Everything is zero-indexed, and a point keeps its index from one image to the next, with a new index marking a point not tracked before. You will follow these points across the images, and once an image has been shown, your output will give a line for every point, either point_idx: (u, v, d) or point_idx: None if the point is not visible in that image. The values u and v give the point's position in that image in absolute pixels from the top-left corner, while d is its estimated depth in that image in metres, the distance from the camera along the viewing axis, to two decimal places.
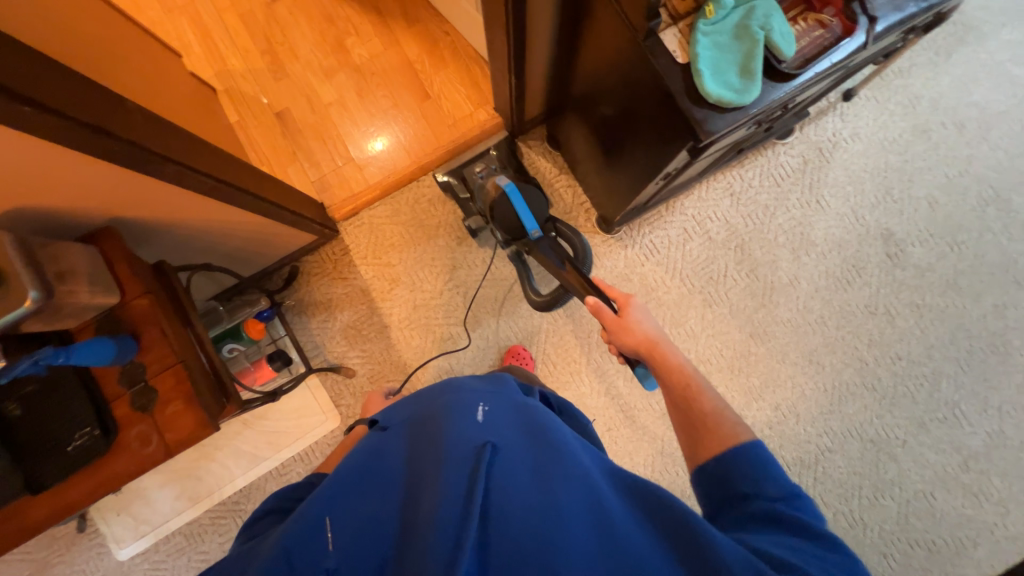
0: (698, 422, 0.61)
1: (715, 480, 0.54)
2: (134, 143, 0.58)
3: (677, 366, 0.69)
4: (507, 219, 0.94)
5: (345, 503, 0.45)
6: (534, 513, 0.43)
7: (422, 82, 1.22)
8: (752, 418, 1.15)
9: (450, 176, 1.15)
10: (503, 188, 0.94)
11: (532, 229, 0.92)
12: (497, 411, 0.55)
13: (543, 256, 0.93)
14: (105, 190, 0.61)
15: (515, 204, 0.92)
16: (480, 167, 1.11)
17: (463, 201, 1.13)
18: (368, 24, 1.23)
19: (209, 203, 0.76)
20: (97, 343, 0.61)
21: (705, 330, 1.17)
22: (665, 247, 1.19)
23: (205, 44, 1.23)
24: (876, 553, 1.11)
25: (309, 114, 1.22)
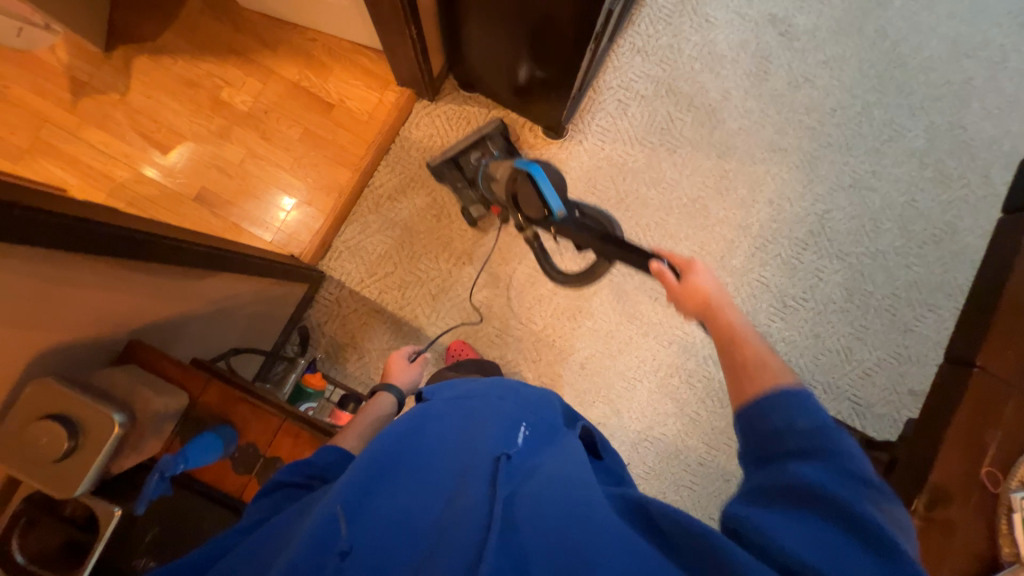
0: (739, 369, 0.58)
1: (757, 416, 0.49)
2: (92, 224, 0.55)
3: (740, 326, 0.66)
4: (529, 199, 0.94)
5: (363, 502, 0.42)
6: (567, 520, 0.40)
7: (317, 95, 1.18)
8: (758, 221, 1.27)
9: (443, 160, 1.16)
10: (525, 170, 0.94)
11: (557, 208, 0.91)
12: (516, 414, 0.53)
13: (566, 231, 0.92)
14: (76, 294, 0.58)
15: (539, 183, 0.92)
16: (478, 154, 1.16)
17: (462, 187, 1.16)
18: (233, 69, 1.17)
19: (186, 275, 0.73)
20: (208, 436, 0.60)
21: (684, 172, 1.26)
22: (612, 123, 1.26)
23: (79, 170, 1.11)
24: (902, 268, 1.27)
25: (228, 182, 1.16)
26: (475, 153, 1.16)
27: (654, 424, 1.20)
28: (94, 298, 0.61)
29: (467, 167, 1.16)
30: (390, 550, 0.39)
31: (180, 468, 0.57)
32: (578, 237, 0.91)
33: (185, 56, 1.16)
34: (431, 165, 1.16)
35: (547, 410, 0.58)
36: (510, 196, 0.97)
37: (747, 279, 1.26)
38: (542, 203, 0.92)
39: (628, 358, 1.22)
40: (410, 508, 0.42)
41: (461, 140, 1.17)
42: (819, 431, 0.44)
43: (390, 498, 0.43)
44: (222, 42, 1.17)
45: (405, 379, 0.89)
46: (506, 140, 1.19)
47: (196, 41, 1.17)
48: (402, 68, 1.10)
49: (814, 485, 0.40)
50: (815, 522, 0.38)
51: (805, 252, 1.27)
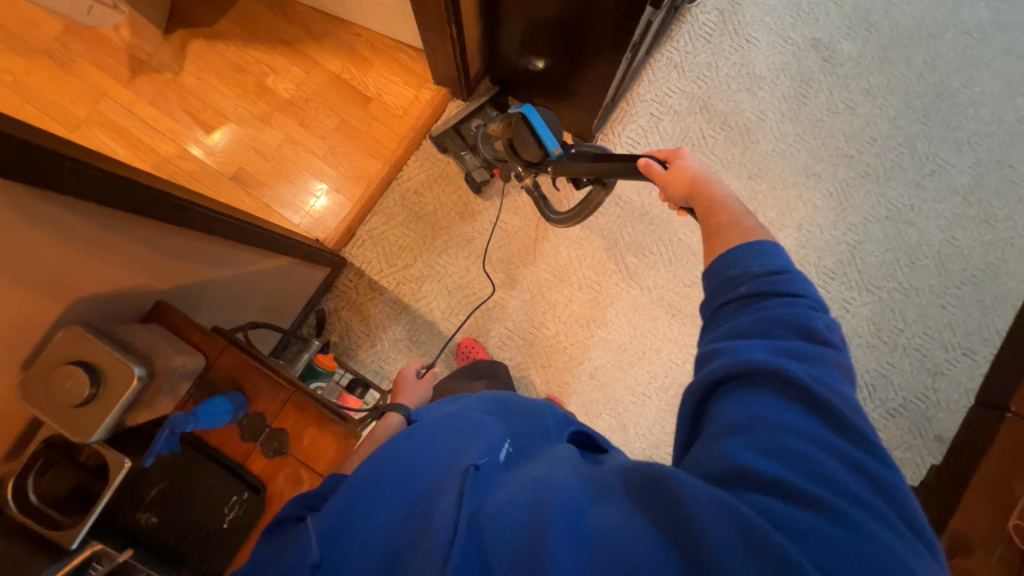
0: (712, 233, 0.58)
1: (715, 272, 0.52)
2: (128, 180, 0.58)
3: (728, 198, 0.61)
4: (525, 141, 0.87)
5: (340, 522, 0.43)
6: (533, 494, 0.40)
7: (356, 87, 1.23)
8: (786, 246, 1.24)
9: (444, 129, 1.18)
10: (518, 110, 0.87)
11: (553, 146, 0.85)
12: (488, 423, 0.53)
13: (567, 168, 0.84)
14: (107, 249, 0.61)
15: (533, 122, 0.85)
16: (477, 120, 1.19)
17: (464, 153, 1.18)
18: (281, 58, 1.22)
19: (206, 242, 0.76)
20: (218, 399, 0.62)
21: None
22: (642, 136, 1.25)
23: (128, 143, 1.18)
24: (935, 307, 1.22)
25: (264, 164, 1.20)
26: (474, 119, 1.21)
27: (660, 443, 1.17)
28: (127, 255, 0.64)
29: (468, 133, 1.19)
30: (369, 566, 0.39)
31: (191, 426, 0.59)
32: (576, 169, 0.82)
33: (237, 43, 1.22)
34: (435, 136, 1.19)
35: (530, 422, 0.57)
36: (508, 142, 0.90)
37: None
38: (538, 143, 0.86)
39: (639, 373, 1.20)
40: (384, 524, 0.43)
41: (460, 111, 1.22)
42: (769, 274, 0.47)
43: (367, 514, 0.43)
44: (272, 32, 1.23)
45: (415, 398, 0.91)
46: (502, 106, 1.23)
47: (248, 29, 1.23)
48: (439, 66, 1.13)
49: (751, 359, 0.42)
50: (754, 399, 0.40)
51: (832, 282, 1.24)
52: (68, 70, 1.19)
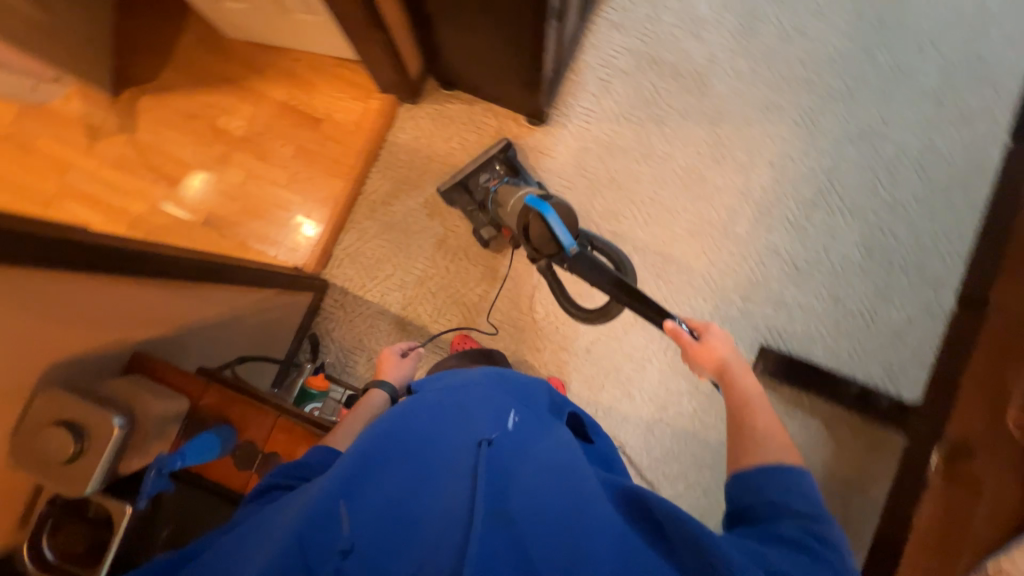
0: (744, 436, 0.65)
1: (743, 486, 0.58)
2: (89, 242, 0.60)
3: (753, 392, 0.71)
4: (542, 236, 0.91)
5: (360, 494, 0.45)
6: (556, 503, 0.46)
7: (306, 111, 1.24)
8: (760, 186, 1.22)
9: (452, 186, 1.16)
10: (535, 209, 0.91)
11: (570, 246, 0.88)
12: (487, 402, 0.57)
13: (583, 271, 0.88)
14: (80, 311, 0.63)
15: (550, 221, 0.89)
16: (486, 175, 1.15)
17: (473, 211, 1.16)
18: (228, 97, 1.24)
19: (182, 290, 0.78)
20: (206, 435, 0.65)
21: (675, 143, 1.23)
22: (596, 103, 1.24)
23: (100, 208, 1.21)
24: (924, 217, 1.19)
25: (232, 204, 1.22)
26: (482, 173, 1.16)
27: (667, 404, 1.18)
28: (96, 312, 0.66)
29: (477, 190, 1.14)
30: (388, 535, 0.42)
31: (179, 464, 0.61)
32: (594, 280, 0.88)
33: (184, 91, 1.25)
34: (441, 191, 1.16)
35: (524, 398, 0.62)
36: (521, 231, 0.93)
37: (754, 246, 1.21)
38: (556, 241, 0.89)
39: (635, 338, 1.19)
40: (396, 492, 0.45)
41: (471, 162, 1.18)
42: (813, 517, 0.53)
43: (380, 487, 0.46)
44: (215, 73, 1.25)
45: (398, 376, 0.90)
46: (511, 160, 1.17)
47: (192, 75, 1.25)
48: (379, 74, 1.13)
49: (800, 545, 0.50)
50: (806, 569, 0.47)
51: (815, 211, 1.21)
52: (30, 149, 1.22)
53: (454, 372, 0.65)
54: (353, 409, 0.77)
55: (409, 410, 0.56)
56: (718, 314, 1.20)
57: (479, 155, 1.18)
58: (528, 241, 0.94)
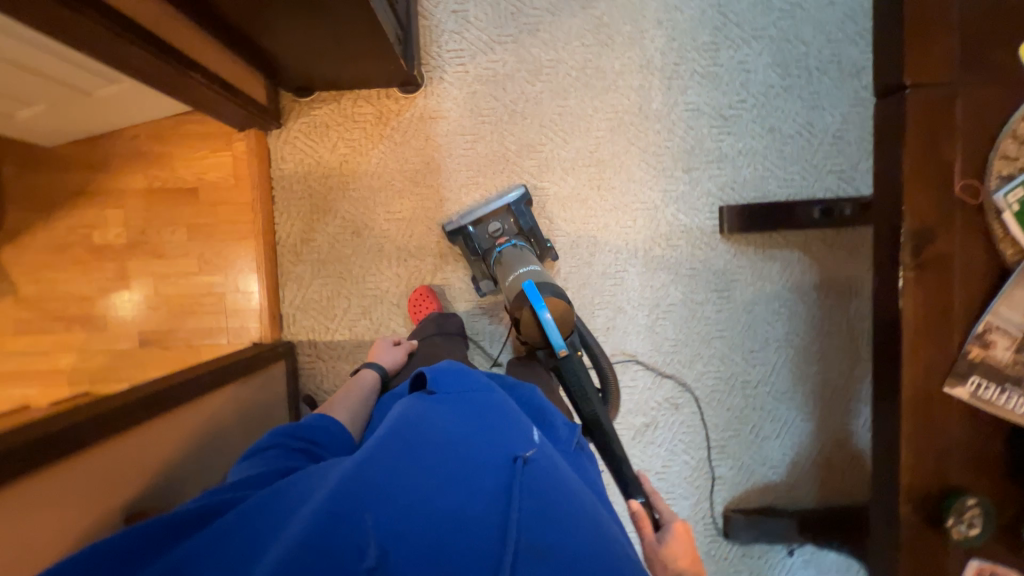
0: None
1: None
2: (20, 444, 0.55)
3: None
4: (530, 334, 0.85)
5: (395, 491, 0.48)
6: (584, 526, 0.49)
7: (175, 186, 1.12)
8: (657, 49, 1.14)
9: (456, 228, 1.10)
10: (530, 302, 0.83)
11: (560, 349, 0.84)
12: (516, 420, 0.62)
13: (569, 376, 0.88)
14: (47, 508, 0.59)
15: (544, 321, 0.83)
16: (495, 227, 1.09)
17: (477, 262, 1.12)
18: (89, 209, 1.11)
19: (138, 431, 0.72)
20: None
21: (557, 45, 1.13)
22: (461, 39, 1.12)
23: (30, 379, 1.12)
24: (824, 8, 1.14)
25: (157, 313, 1.14)
26: (492, 222, 1.10)
27: (658, 300, 1.20)
28: (70, 500, 0.62)
29: (482, 239, 1.09)
30: (416, 529, 0.45)
31: None
32: (577, 385, 0.88)
33: (38, 224, 1.11)
34: (445, 228, 1.11)
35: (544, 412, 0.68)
36: (511, 317, 0.87)
37: (676, 113, 1.16)
38: (546, 341, 0.84)
39: (603, 257, 1.19)
40: (426, 488, 0.49)
41: (481, 206, 1.11)
42: None
43: (413, 484, 0.49)
44: (60, 190, 1.11)
45: (388, 358, 1.00)
46: (525, 212, 1.10)
47: (38, 203, 1.11)
48: (224, 113, 1.00)
49: None
50: None
51: (720, 51, 1.15)
52: None
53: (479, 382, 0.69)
54: (340, 391, 0.90)
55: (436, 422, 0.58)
56: (669, 196, 1.17)
57: (491, 200, 1.12)
58: (517, 328, 0.87)
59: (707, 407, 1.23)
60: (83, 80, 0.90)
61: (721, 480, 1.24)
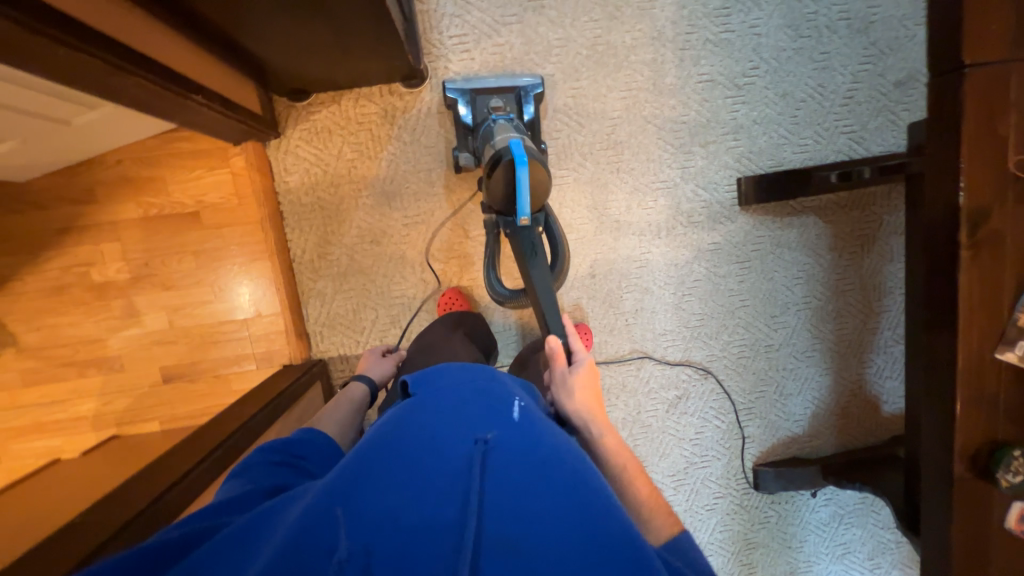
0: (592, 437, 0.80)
1: None
2: (108, 537, 0.54)
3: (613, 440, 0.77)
4: (499, 189, 0.79)
5: (358, 503, 0.45)
6: (553, 495, 0.47)
7: (174, 212, 1.05)
8: (668, 19, 1.10)
9: (457, 91, 1.03)
10: (513, 149, 0.76)
11: (524, 216, 0.78)
12: (492, 404, 0.58)
13: (520, 245, 0.83)
14: None
15: (519, 176, 0.76)
16: (496, 105, 1.02)
17: (465, 131, 1.04)
18: (84, 245, 1.04)
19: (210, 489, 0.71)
20: None
21: (564, 22, 1.08)
22: (463, 24, 1.06)
23: (51, 430, 1.07)
24: None
25: (175, 347, 1.08)
26: (493, 99, 1.03)
27: (683, 278, 1.21)
28: None
29: (478, 111, 1.03)
30: (381, 540, 0.43)
31: None
32: (524, 257, 0.84)
33: (32, 267, 1.03)
34: (447, 85, 1.04)
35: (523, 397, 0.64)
36: (486, 166, 0.81)
37: (691, 87, 1.13)
38: (512, 202, 0.79)
39: (627, 239, 1.18)
40: (394, 500, 0.46)
41: (492, 80, 1.05)
42: None
43: (380, 495, 0.46)
44: (49, 227, 1.03)
45: (376, 371, 1.00)
46: (529, 107, 1.05)
47: (26, 244, 1.03)
48: (219, 132, 0.93)
49: None
50: None
51: (731, 17, 1.12)
52: None
53: (451, 370, 0.66)
54: (330, 403, 0.88)
55: (397, 422, 0.55)
56: (688, 173, 1.16)
57: (501, 78, 1.06)
58: (487, 175, 0.81)
59: (733, 375, 1.27)
60: (64, 108, 0.81)
61: (749, 439, 1.31)
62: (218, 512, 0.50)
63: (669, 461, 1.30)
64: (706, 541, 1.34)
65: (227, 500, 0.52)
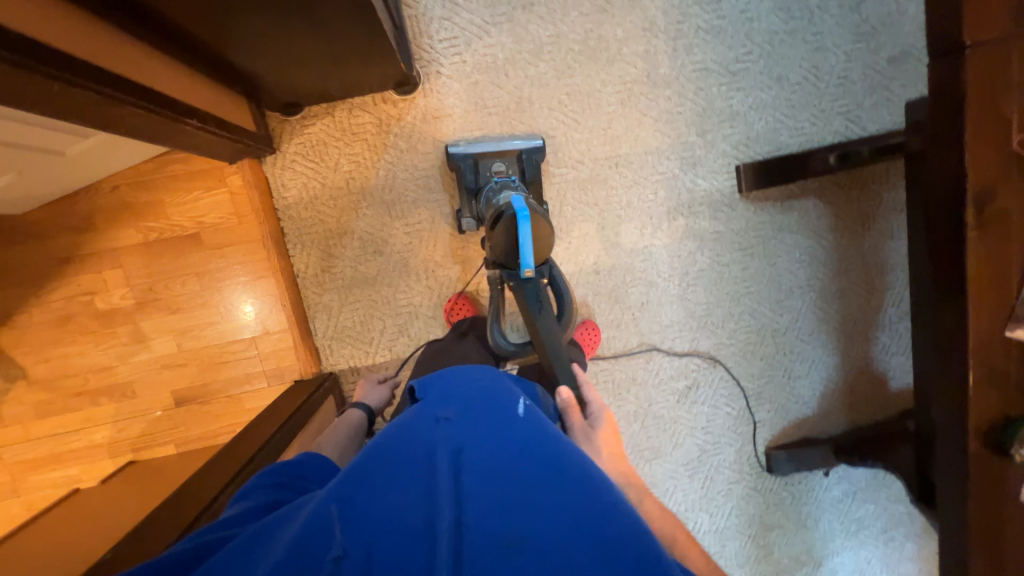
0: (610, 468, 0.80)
1: None
2: None
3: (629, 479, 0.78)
4: (501, 246, 0.78)
5: (356, 505, 0.46)
6: (550, 493, 0.47)
7: (174, 235, 1.04)
8: (659, 8, 1.09)
9: (461, 155, 1.03)
10: (513, 207, 0.76)
11: (525, 269, 0.77)
12: (492, 406, 0.59)
13: (525, 300, 0.82)
14: None
15: (519, 234, 0.76)
16: (500, 169, 1.02)
17: (470, 195, 1.04)
18: (86, 274, 1.03)
19: None
20: None
21: (554, 19, 1.07)
22: (453, 27, 1.05)
23: (67, 459, 1.07)
24: None
25: (185, 369, 1.08)
26: (497, 164, 1.03)
27: (687, 268, 1.21)
28: None
29: (481, 176, 1.03)
30: (375, 541, 0.43)
31: None
32: (529, 311, 0.82)
33: (35, 298, 1.03)
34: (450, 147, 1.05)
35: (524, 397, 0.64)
36: (489, 225, 0.81)
37: (685, 76, 1.12)
38: (515, 258, 0.78)
39: (629, 233, 1.18)
40: (391, 503, 0.47)
41: (494, 142, 1.05)
42: None
43: (378, 497, 0.47)
44: (49, 258, 1.02)
45: (373, 399, 1.00)
46: (533, 169, 1.05)
47: (27, 275, 1.02)
48: (215, 152, 0.90)
49: None
50: None
51: (722, 3, 1.11)
52: None
53: (452, 373, 0.67)
54: (328, 431, 0.87)
55: (406, 422, 0.57)
56: (686, 163, 1.16)
57: (505, 139, 1.06)
58: (491, 232, 0.81)
59: (740, 361, 1.28)
60: (58, 138, 0.81)
61: (760, 423, 1.32)
62: (225, 529, 0.51)
63: (682, 450, 1.31)
64: (722, 526, 1.36)
65: (234, 517, 0.53)
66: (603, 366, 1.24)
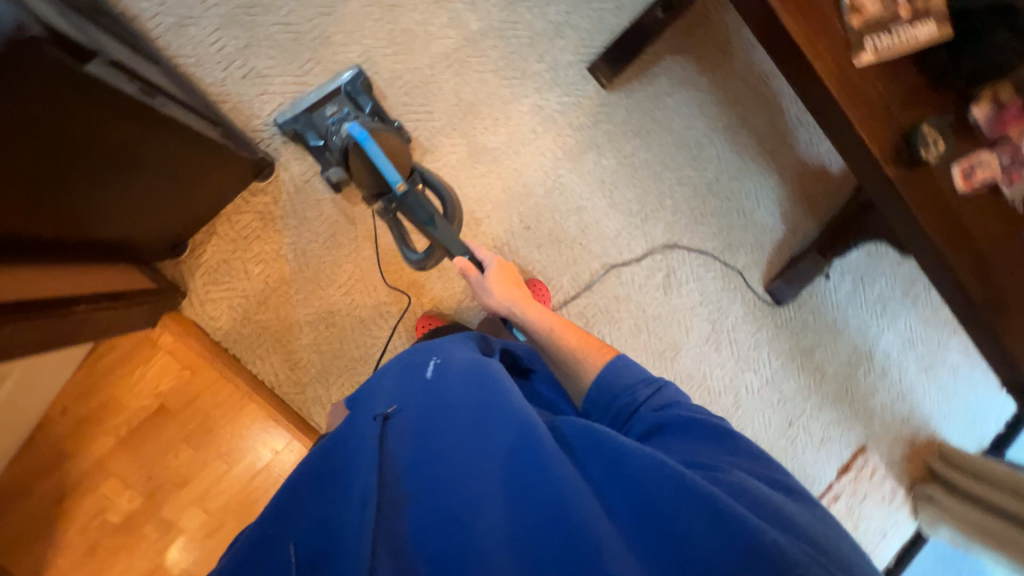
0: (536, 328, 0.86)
1: None
2: None
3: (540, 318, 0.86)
4: (366, 170, 0.94)
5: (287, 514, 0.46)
6: (464, 443, 0.53)
7: (141, 419, 1.04)
8: None
9: (290, 120, 1.04)
10: (353, 133, 0.92)
11: (396, 182, 0.90)
12: (405, 385, 0.62)
13: (410, 210, 0.92)
14: None
15: (370, 151, 0.91)
16: (333, 109, 1.03)
17: (320, 151, 1.06)
18: (83, 498, 1.02)
19: None
20: None
21: (356, 40, 1.09)
22: (273, 98, 1.06)
23: None
24: None
25: (224, 528, 1.06)
26: (328, 105, 1.05)
27: (601, 178, 1.24)
28: None
29: (319, 123, 1.04)
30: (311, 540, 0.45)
31: None
32: (414, 217, 0.93)
33: (52, 550, 1.01)
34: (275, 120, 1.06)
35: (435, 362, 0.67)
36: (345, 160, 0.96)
37: (496, 20, 1.15)
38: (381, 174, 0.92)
39: (532, 177, 1.20)
40: (316, 503, 0.47)
41: (313, 92, 1.06)
42: None
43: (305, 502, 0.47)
44: (46, 505, 1.01)
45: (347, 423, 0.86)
46: (360, 93, 1.07)
47: (33, 532, 1.00)
48: (131, 321, 0.91)
49: None
50: None
51: None
52: None
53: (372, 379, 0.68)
54: None
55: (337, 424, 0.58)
56: (543, 91, 1.19)
57: (318, 86, 1.06)
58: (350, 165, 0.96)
59: (693, 229, 1.31)
60: None
61: (745, 269, 1.35)
62: None
63: (695, 332, 1.33)
64: (768, 374, 1.38)
65: None
66: (583, 302, 1.26)
